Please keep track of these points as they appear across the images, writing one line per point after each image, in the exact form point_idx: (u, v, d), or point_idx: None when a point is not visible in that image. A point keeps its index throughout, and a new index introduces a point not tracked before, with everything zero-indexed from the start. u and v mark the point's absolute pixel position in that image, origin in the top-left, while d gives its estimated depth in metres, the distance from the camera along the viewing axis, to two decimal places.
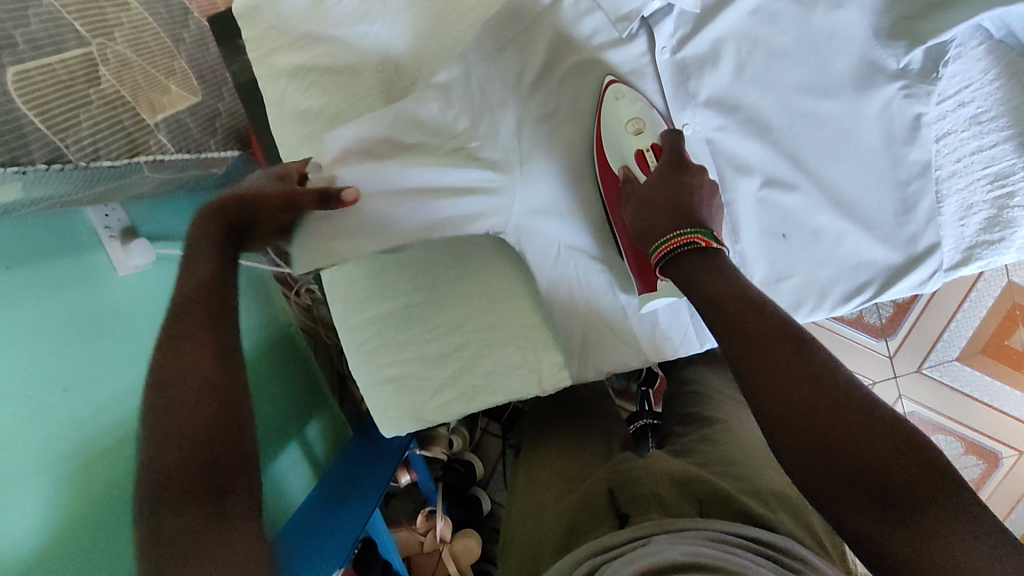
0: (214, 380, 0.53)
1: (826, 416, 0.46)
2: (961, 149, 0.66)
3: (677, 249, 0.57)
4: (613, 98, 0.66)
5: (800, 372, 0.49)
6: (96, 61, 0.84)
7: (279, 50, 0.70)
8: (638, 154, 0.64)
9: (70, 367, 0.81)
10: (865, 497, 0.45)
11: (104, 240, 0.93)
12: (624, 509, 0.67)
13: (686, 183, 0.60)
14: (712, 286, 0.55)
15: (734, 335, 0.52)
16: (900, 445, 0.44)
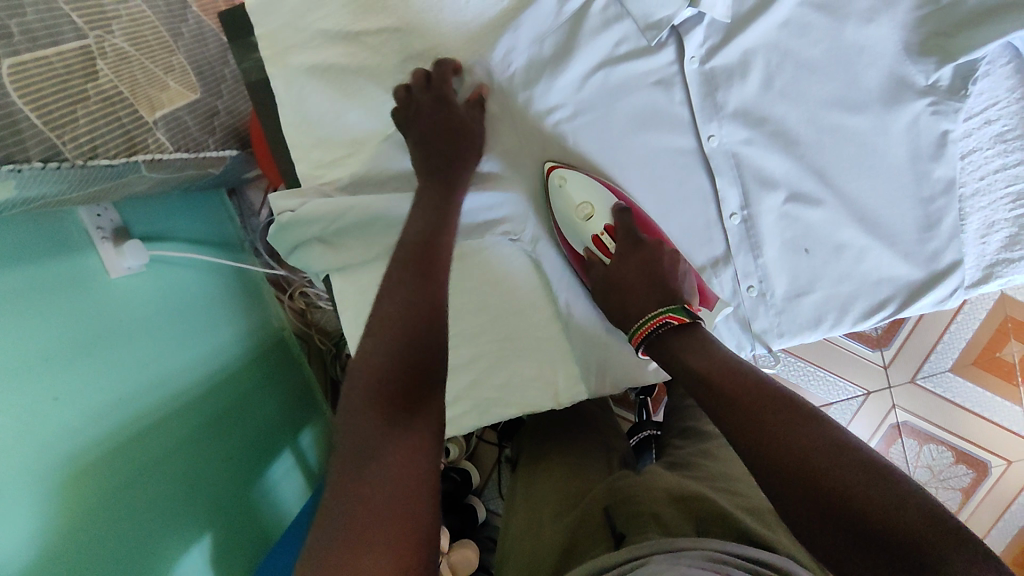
0: (408, 302, 0.52)
1: (828, 488, 0.41)
2: (985, 166, 0.66)
3: (655, 330, 0.58)
4: (558, 183, 0.68)
5: (785, 430, 0.44)
6: (94, 55, 0.80)
7: (294, 48, 0.67)
8: (595, 239, 0.67)
9: (62, 375, 0.77)
10: (879, 558, 0.39)
11: (96, 241, 0.89)
12: (622, 529, 0.62)
13: (643, 255, 0.64)
14: (695, 362, 0.53)
15: (716, 400, 0.49)
16: (908, 508, 0.39)
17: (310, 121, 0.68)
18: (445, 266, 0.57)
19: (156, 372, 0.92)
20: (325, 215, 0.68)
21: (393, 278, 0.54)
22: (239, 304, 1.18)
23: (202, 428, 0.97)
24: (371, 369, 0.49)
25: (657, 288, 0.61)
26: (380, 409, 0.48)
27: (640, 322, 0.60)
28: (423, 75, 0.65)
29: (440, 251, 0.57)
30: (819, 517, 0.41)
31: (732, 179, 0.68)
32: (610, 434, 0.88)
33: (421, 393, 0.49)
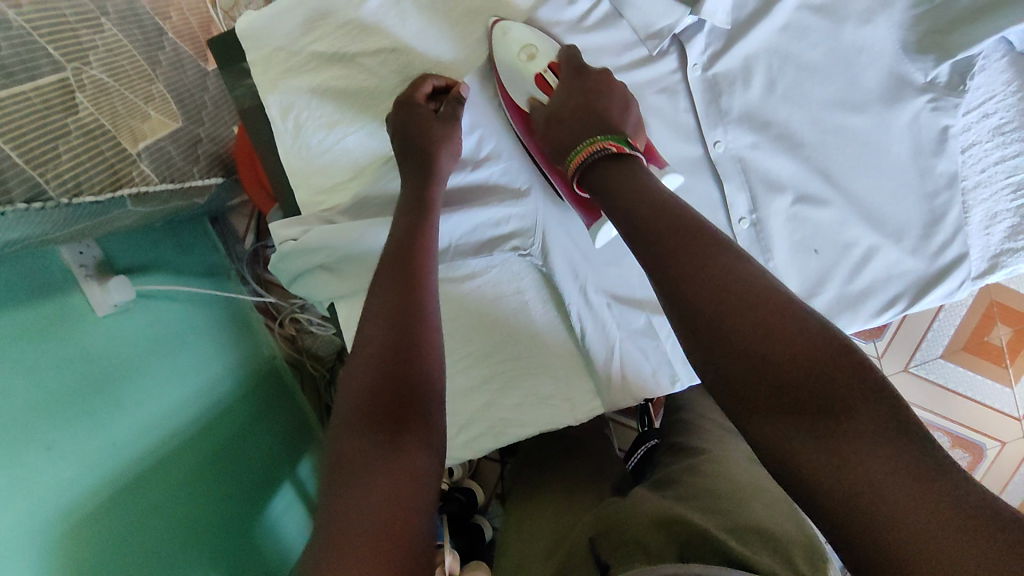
0: (396, 309, 0.52)
1: (743, 318, 0.40)
2: (985, 159, 0.67)
3: (589, 157, 0.52)
4: (500, 34, 0.62)
5: (716, 268, 0.42)
6: (73, 88, 0.77)
7: (290, 72, 0.65)
8: (539, 79, 0.60)
9: (53, 425, 0.73)
10: (781, 406, 0.37)
11: (80, 279, 0.86)
12: (605, 559, 0.55)
13: (592, 86, 0.58)
14: (616, 186, 0.50)
15: (644, 239, 0.46)
16: (821, 344, 0.38)
17: (310, 147, 0.67)
18: (430, 271, 0.56)
19: (152, 413, 0.89)
20: (321, 242, 0.66)
21: (384, 287, 0.54)
22: (230, 337, 1.14)
23: (203, 467, 0.94)
24: (360, 387, 0.48)
25: (597, 109, 0.56)
26: (371, 415, 0.46)
27: (576, 150, 0.54)
28: (398, 105, 0.63)
29: (426, 258, 0.57)
30: (734, 363, 0.39)
31: (739, 184, 0.68)
32: (604, 458, 0.82)
33: (416, 406, 0.47)
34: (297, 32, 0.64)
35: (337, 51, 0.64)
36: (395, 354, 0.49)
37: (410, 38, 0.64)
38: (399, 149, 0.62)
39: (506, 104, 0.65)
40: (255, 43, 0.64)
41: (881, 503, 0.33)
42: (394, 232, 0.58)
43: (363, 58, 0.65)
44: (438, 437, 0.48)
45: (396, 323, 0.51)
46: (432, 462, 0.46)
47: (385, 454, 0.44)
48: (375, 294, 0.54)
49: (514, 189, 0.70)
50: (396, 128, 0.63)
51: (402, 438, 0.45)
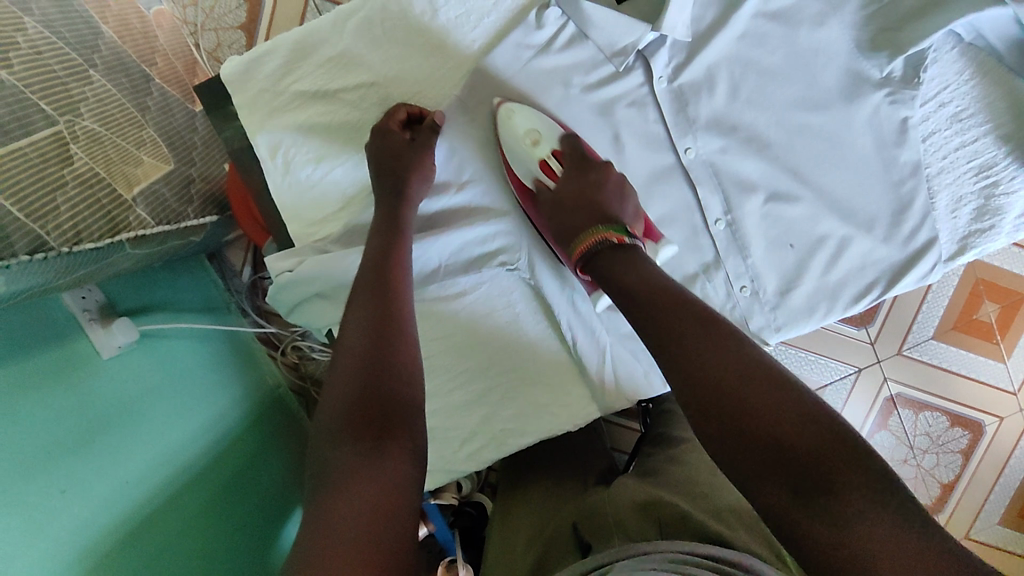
0: (374, 326, 0.56)
1: (749, 400, 0.45)
2: (946, 146, 0.70)
3: (595, 246, 0.60)
4: (506, 116, 0.66)
5: (715, 354, 0.48)
6: (66, 140, 0.79)
7: (275, 111, 0.68)
8: (543, 164, 0.66)
9: (66, 467, 0.76)
10: (783, 482, 0.42)
11: (84, 323, 0.88)
12: (586, 539, 0.63)
13: (590, 179, 0.65)
14: (629, 280, 0.56)
15: (658, 337, 0.52)
16: (818, 425, 0.43)
17: (299, 182, 0.69)
18: (404, 288, 0.60)
19: (165, 447, 0.91)
20: (309, 274, 0.69)
21: (361, 305, 0.58)
22: (238, 367, 1.17)
23: (218, 495, 0.96)
24: (341, 402, 0.52)
25: (597, 203, 0.63)
26: (352, 427, 0.50)
27: (581, 238, 0.62)
28: (373, 132, 0.66)
29: (401, 278, 0.60)
30: (734, 435, 0.45)
31: (713, 188, 0.70)
32: (591, 454, 0.87)
33: (397, 416, 0.52)
34: (279, 73, 0.67)
35: (319, 88, 0.67)
36: (375, 368, 0.53)
37: (387, 71, 0.67)
38: (373, 174, 0.66)
39: (507, 172, 0.70)
40: (242, 86, 0.67)
41: (882, 575, 0.37)
42: (369, 252, 0.62)
43: (344, 93, 0.68)
44: (418, 443, 0.52)
45: (373, 340, 0.55)
46: (413, 468, 0.50)
47: (365, 464, 0.48)
48: (353, 309, 0.58)
49: (497, 207, 0.72)
50: (375, 155, 0.65)
51: (385, 447, 0.50)
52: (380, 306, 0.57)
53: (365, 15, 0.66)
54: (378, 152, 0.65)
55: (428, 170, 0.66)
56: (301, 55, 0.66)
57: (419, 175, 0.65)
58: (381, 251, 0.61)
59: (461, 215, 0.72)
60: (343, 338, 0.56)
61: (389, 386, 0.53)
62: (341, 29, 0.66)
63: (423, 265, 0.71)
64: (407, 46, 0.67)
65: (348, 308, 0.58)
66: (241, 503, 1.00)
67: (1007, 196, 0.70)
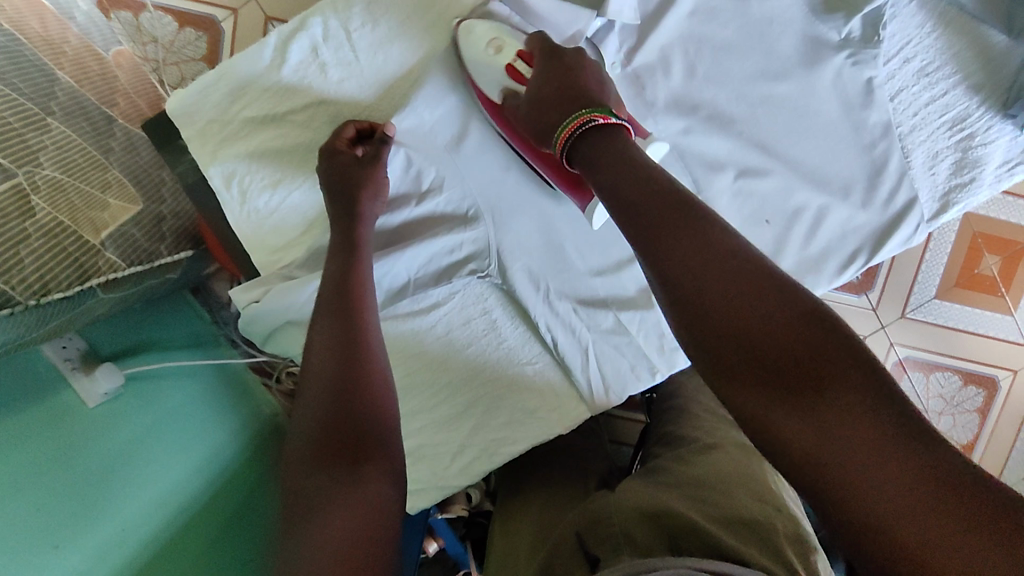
0: (338, 348, 0.55)
1: (736, 292, 0.42)
2: (915, 102, 0.67)
3: (577, 130, 0.52)
4: (465, 34, 0.62)
5: (700, 242, 0.44)
6: (27, 191, 0.76)
7: (226, 140, 0.66)
8: (510, 69, 0.60)
9: (57, 522, 0.77)
10: (763, 378, 0.40)
11: (67, 373, 0.88)
12: (594, 553, 0.58)
13: (573, 72, 0.57)
14: (613, 172, 0.50)
15: (630, 216, 0.48)
16: (807, 324, 0.40)
17: (258, 211, 0.68)
18: (369, 305, 0.59)
19: (164, 488, 0.90)
20: (275, 308, 0.68)
21: (326, 328, 0.56)
22: (241, 399, 1.16)
23: (221, 533, 0.94)
24: (310, 427, 0.51)
25: (578, 89, 0.55)
26: (324, 451, 0.49)
27: (563, 124, 0.53)
28: (321, 155, 0.64)
29: (365, 295, 0.59)
30: (713, 333, 0.42)
31: (679, 171, 0.68)
32: (591, 457, 0.85)
33: (371, 438, 0.51)
34: (225, 101, 0.65)
35: (267, 113, 0.66)
36: (343, 391, 0.52)
37: (334, 88, 0.65)
38: (326, 194, 0.64)
39: (471, 85, 0.65)
40: (187, 120, 0.65)
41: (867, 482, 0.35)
42: (330, 274, 0.60)
43: (292, 114, 0.66)
44: (396, 465, 0.51)
45: (339, 362, 0.54)
46: (391, 491, 0.49)
47: (338, 487, 0.47)
48: (316, 334, 0.56)
49: (462, 212, 0.70)
50: (326, 178, 0.63)
51: (360, 471, 0.49)
52: (347, 327, 0.56)
53: (308, 33, 0.64)
54: (331, 171, 0.63)
55: (384, 182, 0.65)
56: (247, 80, 0.64)
57: (372, 189, 0.64)
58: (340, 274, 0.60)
59: (433, 209, 0.70)
60: (306, 362, 0.55)
61: (360, 407, 0.52)
62: (282, 49, 0.64)
63: (393, 282, 0.70)
64: (352, 60, 0.65)
65: (310, 332, 0.57)
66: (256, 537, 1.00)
67: (985, 146, 0.67)
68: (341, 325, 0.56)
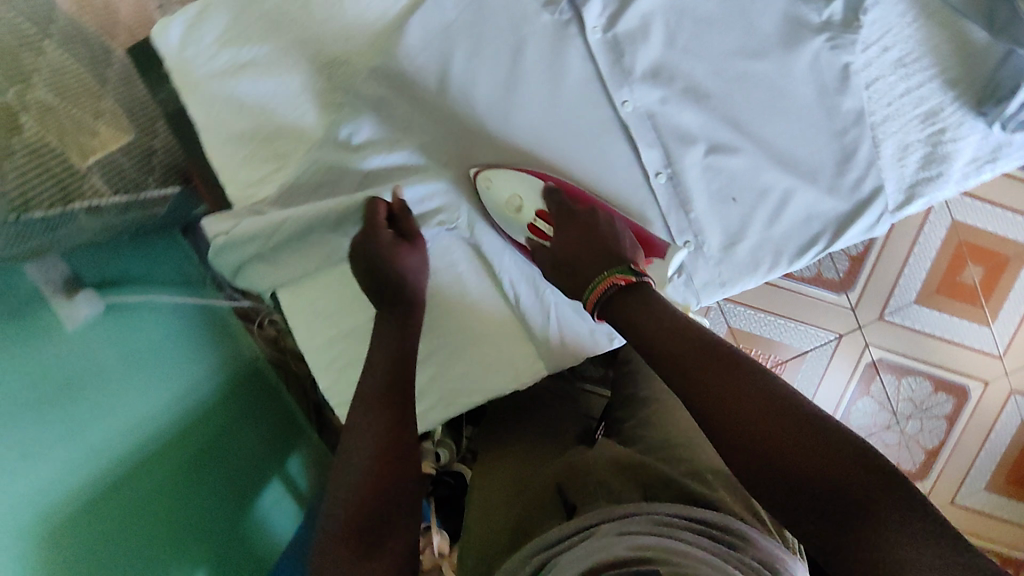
0: (384, 433, 0.61)
1: (772, 428, 0.48)
2: (891, 92, 0.68)
3: (608, 291, 0.62)
4: (486, 184, 0.72)
5: (742, 385, 0.51)
6: (17, 111, 0.79)
7: (206, 73, 0.68)
8: (534, 228, 0.71)
9: (33, 433, 0.77)
10: (818, 512, 0.46)
11: (47, 294, 0.85)
12: (572, 500, 0.63)
13: (580, 217, 0.68)
14: (645, 323, 0.58)
15: (676, 368, 0.55)
16: (837, 450, 0.46)
17: (235, 142, 0.69)
18: (412, 391, 0.65)
19: (131, 416, 0.92)
20: (246, 236, 0.70)
21: (369, 410, 0.62)
22: (257, 403, 1.20)
23: (182, 471, 0.97)
24: (347, 507, 0.57)
25: (606, 244, 0.65)
26: (353, 535, 0.56)
27: (592, 285, 0.63)
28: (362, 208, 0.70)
29: (408, 382, 0.65)
30: (761, 466, 0.48)
31: (652, 140, 0.70)
32: (561, 414, 0.86)
33: (393, 532, 0.58)
34: (211, 33, 0.67)
35: (250, 48, 0.67)
36: (382, 481, 0.59)
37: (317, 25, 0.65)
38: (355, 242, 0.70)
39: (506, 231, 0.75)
40: (171, 51, 0.67)
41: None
42: (377, 351, 0.66)
43: (271, 50, 0.67)
44: (411, 551, 0.58)
45: (382, 449, 0.60)
46: (405, 573, 0.56)
47: (360, 570, 0.54)
48: (360, 416, 0.62)
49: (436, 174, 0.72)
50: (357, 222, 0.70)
51: (377, 561, 0.55)
52: (387, 416, 0.62)
53: None
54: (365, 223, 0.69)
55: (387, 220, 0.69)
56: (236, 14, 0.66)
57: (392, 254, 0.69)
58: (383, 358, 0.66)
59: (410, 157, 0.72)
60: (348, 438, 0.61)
61: (393, 499, 0.59)
62: None
63: None
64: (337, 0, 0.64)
65: (352, 410, 0.62)
66: (241, 540, 1.05)
67: (955, 142, 0.68)
68: (384, 408, 0.63)
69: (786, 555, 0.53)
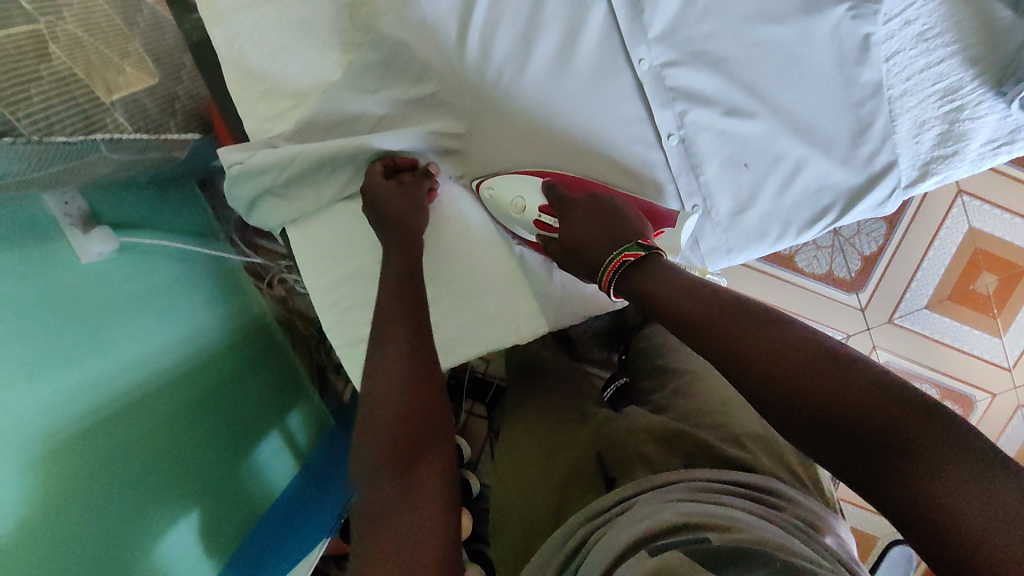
0: (404, 358, 0.60)
1: (794, 368, 0.48)
2: (910, 67, 0.67)
3: (623, 264, 0.62)
4: (488, 193, 0.75)
5: (759, 332, 0.51)
6: (46, 39, 0.79)
7: (231, 6, 0.69)
8: (536, 223, 0.72)
9: (45, 352, 0.75)
10: (849, 448, 0.45)
11: (64, 227, 0.86)
12: (611, 473, 0.66)
13: (575, 208, 0.69)
14: (657, 288, 0.59)
15: (691, 326, 0.55)
16: (861, 383, 0.46)
17: (257, 75, 0.70)
18: (427, 323, 0.64)
19: (136, 353, 0.90)
20: (261, 166, 0.71)
21: (385, 336, 0.62)
22: (261, 365, 1.18)
23: (187, 411, 0.95)
24: (380, 440, 0.56)
25: (616, 226, 0.66)
26: (387, 464, 0.54)
27: (609, 258, 0.64)
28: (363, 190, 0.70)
29: (422, 314, 0.64)
30: (786, 409, 0.48)
31: (667, 101, 0.71)
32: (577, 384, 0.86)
33: (426, 454, 0.56)
34: None
35: None
36: (410, 408, 0.58)
37: None
38: (371, 207, 0.70)
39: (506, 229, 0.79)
40: None
41: (966, 513, 0.40)
42: (387, 283, 0.66)
43: None
44: (451, 472, 0.56)
45: (406, 380, 0.59)
46: (448, 492, 0.55)
47: (403, 499, 0.52)
48: (383, 353, 0.61)
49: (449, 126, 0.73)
50: (379, 191, 0.69)
51: (416, 476, 0.54)
52: (403, 338, 0.61)
53: None
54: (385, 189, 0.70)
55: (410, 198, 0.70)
56: None
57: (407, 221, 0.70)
58: (391, 287, 0.65)
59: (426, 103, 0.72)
60: (370, 366, 0.60)
61: (424, 426, 0.57)
62: None
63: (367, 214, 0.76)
64: None
65: (374, 346, 0.62)
66: (243, 488, 1.02)
67: (973, 120, 0.67)
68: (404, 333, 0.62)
69: (816, 507, 0.57)
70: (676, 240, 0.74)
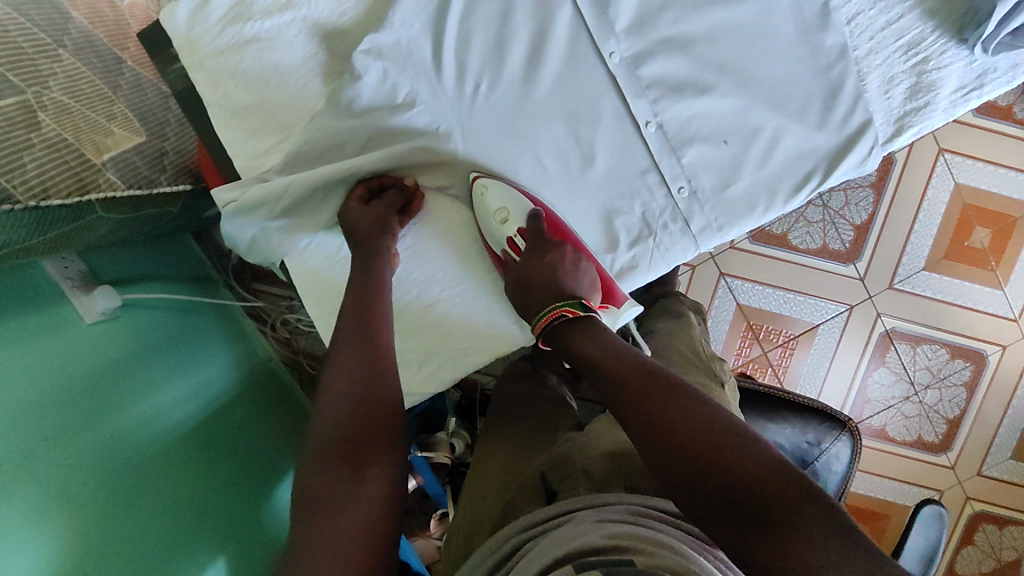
0: (361, 381, 0.62)
1: (695, 435, 0.50)
2: (872, 27, 0.69)
3: (551, 323, 0.66)
4: (479, 191, 0.74)
5: (676, 402, 0.53)
6: (34, 108, 0.81)
7: (211, 52, 0.70)
8: (509, 240, 0.73)
9: (55, 415, 0.75)
10: (734, 519, 0.46)
11: (67, 291, 0.85)
12: (553, 486, 0.64)
13: (548, 257, 0.71)
14: (587, 346, 0.62)
15: (612, 387, 0.57)
16: (764, 465, 0.47)
17: (243, 116, 0.72)
18: (388, 351, 0.65)
19: (151, 405, 0.89)
20: (255, 202, 0.73)
21: (345, 360, 0.63)
22: (272, 414, 1.16)
23: (206, 459, 0.93)
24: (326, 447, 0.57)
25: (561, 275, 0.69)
26: (333, 462, 0.57)
27: (540, 315, 0.68)
28: (343, 212, 0.74)
29: (387, 346, 0.66)
30: (683, 466, 0.49)
31: (641, 90, 0.72)
32: (555, 411, 0.83)
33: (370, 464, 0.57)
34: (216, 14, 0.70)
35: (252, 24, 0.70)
36: (360, 427, 0.59)
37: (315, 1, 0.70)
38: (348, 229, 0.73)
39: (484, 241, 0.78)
40: (180, 33, 0.70)
41: None
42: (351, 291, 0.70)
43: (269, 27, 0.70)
44: (394, 492, 0.57)
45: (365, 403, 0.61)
46: (383, 505, 0.55)
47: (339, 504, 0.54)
48: (337, 376, 0.62)
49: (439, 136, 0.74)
50: (352, 214, 0.73)
51: (364, 475, 0.56)
52: (362, 365, 0.63)
53: None
54: (363, 215, 0.73)
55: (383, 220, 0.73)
56: None
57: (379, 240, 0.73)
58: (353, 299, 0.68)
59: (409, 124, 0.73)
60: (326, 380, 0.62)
61: (375, 440, 0.59)
62: None
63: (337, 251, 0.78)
64: None
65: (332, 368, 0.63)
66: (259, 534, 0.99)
67: (938, 70, 0.69)
68: (365, 363, 0.63)
69: None
70: (666, 224, 0.77)
